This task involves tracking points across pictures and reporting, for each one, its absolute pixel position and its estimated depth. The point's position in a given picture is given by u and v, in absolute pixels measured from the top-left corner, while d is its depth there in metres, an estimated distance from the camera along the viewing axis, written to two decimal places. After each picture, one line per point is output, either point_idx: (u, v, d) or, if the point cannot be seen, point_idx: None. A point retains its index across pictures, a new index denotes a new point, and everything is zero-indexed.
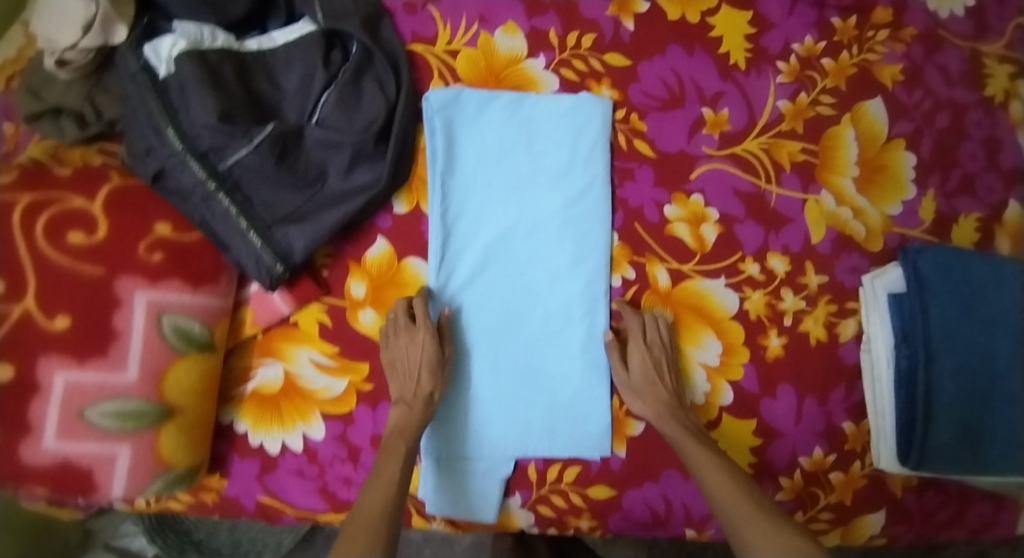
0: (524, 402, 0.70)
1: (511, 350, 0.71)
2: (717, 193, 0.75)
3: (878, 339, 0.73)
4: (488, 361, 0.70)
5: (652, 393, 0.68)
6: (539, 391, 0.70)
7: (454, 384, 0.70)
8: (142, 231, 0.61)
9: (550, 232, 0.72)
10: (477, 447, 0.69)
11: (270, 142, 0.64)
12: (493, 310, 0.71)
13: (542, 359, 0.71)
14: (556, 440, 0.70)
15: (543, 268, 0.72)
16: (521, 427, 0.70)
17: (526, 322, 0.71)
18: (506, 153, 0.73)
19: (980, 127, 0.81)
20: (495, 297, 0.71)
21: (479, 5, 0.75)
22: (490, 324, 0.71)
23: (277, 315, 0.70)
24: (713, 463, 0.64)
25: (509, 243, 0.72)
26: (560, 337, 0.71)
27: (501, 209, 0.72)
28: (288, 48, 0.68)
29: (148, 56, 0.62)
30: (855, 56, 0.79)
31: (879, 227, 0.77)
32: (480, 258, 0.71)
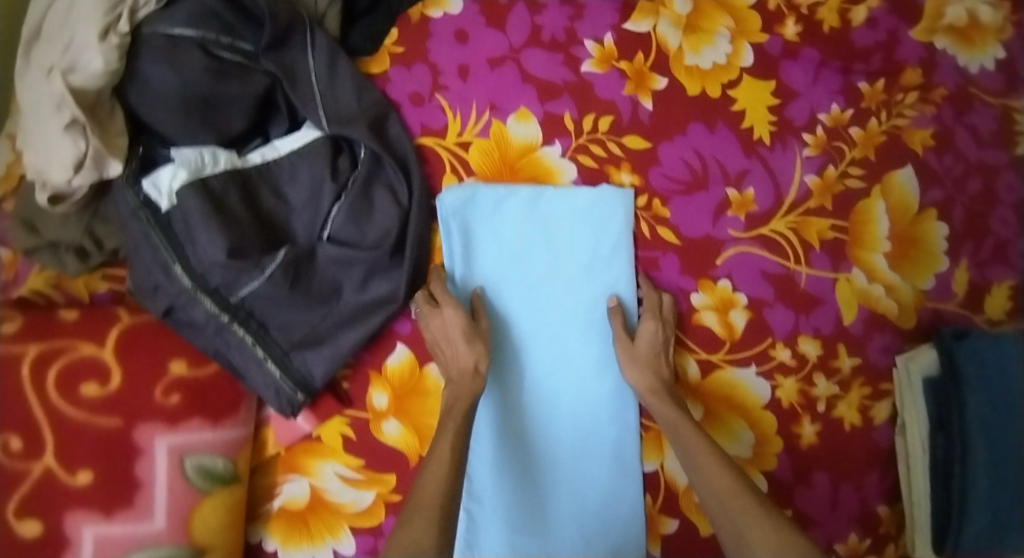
0: (556, 511, 0.68)
1: (540, 457, 0.69)
2: (745, 278, 0.73)
3: (913, 426, 0.72)
4: (518, 471, 0.68)
5: (651, 370, 0.67)
6: (572, 499, 0.69)
7: (484, 497, 0.68)
8: (157, 374, 0.59)
9: (575, 334, 0.70)
10: None
11: (283, 270, 0.62)
12: (520, 419, 0.69)
13: (573, 467, 0.69)
14: (591, 550, 0.68)
15: (569, 371, 0.70)
16: (555, 539, 0.68)
17: (555, 429, 0.69)
18: (526, 250, 0.70)
19: (1012, 190, 0.78)
20: (524, 405, 0.69)
21: (488, 91, 0.71)
22: (519, 431, 0.69)
23: (301, 434, 0.68)
24: (705, 449, 0.62)
25: (533, 347, 0.69)
26: (590, 443, 0.69)
27: (524, 311, 0.69)
28: (293, 158, 0.65)
29: (147, 191, 0.59)
30: (884, 122, 0.76)
31: (912, 302, 0.74)
32: (505, 365, 0.69)
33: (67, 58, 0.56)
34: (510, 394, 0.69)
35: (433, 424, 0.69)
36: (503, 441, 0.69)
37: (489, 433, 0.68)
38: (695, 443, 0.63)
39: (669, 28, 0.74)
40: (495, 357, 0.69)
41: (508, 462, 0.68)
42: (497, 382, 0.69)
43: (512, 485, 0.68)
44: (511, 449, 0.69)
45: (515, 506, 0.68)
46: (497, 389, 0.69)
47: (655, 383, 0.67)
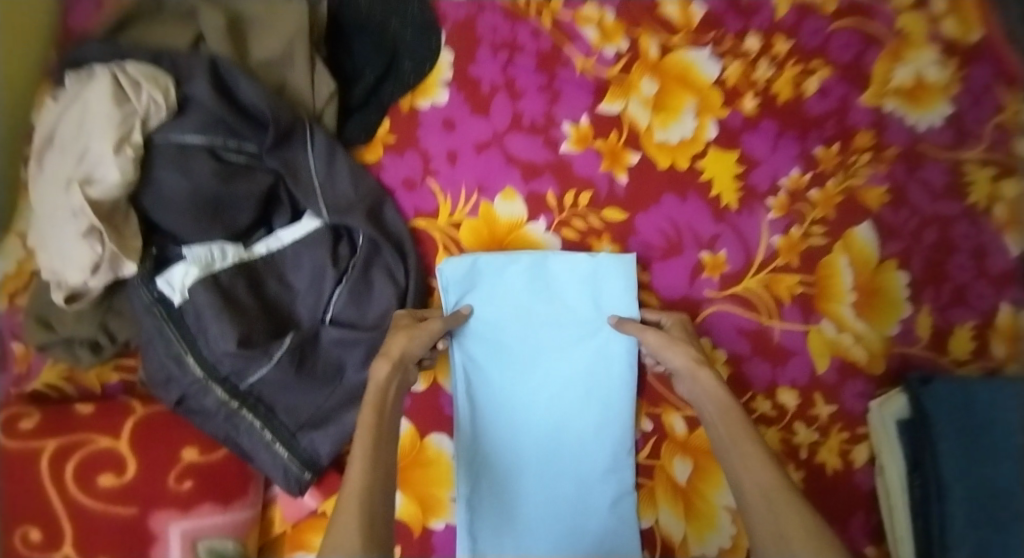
0: None
1: (541, 512, 0.72)
2: (724, 335, 0.78)
3: (890, 468, 0.76)
4: (520, 528, 0.72)
5: (689, 346, 0.69)
6: (573, 554, 0.71)
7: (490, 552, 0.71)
8: (170, 461, 0.62)
9: (575, 393, 0.75)
10: None
11: (289, 354, 0.65)
12: (522, 475, 0.73)
13: (573, 521, 0.72)
14: None
15: (568, 430, 0.74)
16: None
17: (555, 485, 0.73)
18: (526, 313, 0.75)
19: (968, 238, 0.83)
20: (525, 463, 0.73)
21: (477, 174, 0.77)
22: (522, 485, 0.73)
23: (307, 510, 0.69)
24: (748, 433, 0.63)
25: (533, 406, 0.74)
26: (590, 497, 0.73)
27: (525, 372, 0.74)
28: (296, 247, 0.70)
29: (162, 288, 0.63)
30: (841, 183, 0.82)
31: (879, 349, 0.79)
32: (507, 423, 0.73)
33: (84, 167, 0.60)
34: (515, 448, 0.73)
35: (437, 494, 0.72)
36: (506, 497, 0.72)
37: (494, 492, 0.72)
38: (734, 426, 0.63)
39: (639, 108, 0.80)
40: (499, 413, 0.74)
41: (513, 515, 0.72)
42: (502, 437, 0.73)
43: (518, 543, 0.71)
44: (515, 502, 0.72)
45: None
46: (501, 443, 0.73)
47: (696, 358, 0.68)
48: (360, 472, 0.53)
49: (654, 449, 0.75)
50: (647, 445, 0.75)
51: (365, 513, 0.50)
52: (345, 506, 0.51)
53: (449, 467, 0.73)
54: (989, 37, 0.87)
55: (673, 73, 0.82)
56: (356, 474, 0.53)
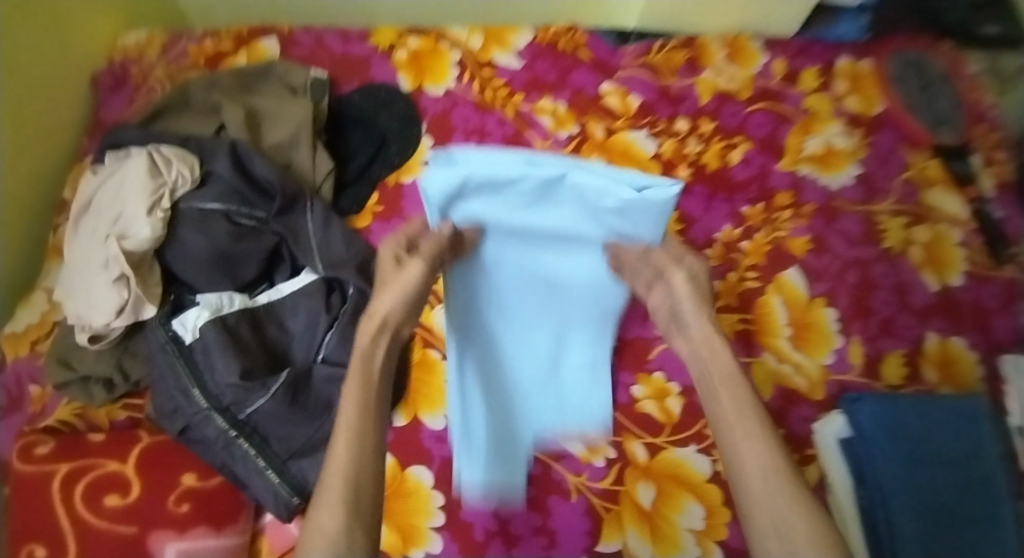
0: (540, 398, 0.83)
1: (529, 346, 0.81)
2: (675, 368, 0.87)
3: (838, 484, 0.82)
4: (513, 396, 0.82)
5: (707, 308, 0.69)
6: (555, 406, 0.83)
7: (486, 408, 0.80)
8: (171, 485, 0.68)
9: (572, 274, 0.74)
10: (507, 432, 0.81)
11: (284, 387, 0.73)
12: (517, 349, 0.81)
13: (558, 353, 0.82)
14: (564, 412, 0.83)
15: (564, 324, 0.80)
16: (537, 410, 0.83)
17: (539, 334, 0.80)
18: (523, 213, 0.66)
19: (887, 276, 0.95)
20: (518, 357, 0.81)
21: None
22: (513, 349, 0.81)
23: (292, 539, 0.73)
24: (752, 411, 0.63)
25: (524, 306, 0.78)
26: (570, 341, 0.82)
27: (518, 254, 0.72)
28: (294, 297, 0.79)
29: (176, 328, 0.72)
30: (768, 235, 0.95)
31: (818, 377, 0.88)
32: (500, 317, 0.79)
33: (121, 227, 0.72)
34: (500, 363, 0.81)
35: (416, 523, 0.76)
36: (503, 359, 0.81)
37: (490, 366, 0.81)
38: (730, 404, 0.64)
39: None
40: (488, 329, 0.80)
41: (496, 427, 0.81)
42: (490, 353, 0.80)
43: (512, 407, 0.82)
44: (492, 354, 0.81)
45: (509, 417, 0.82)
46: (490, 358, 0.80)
47: (712, 333, 0.68)
48: (349, 458, 0.58)
49: (619, 476, 0.81)
50: (612, 472, 0.81)
51: (348, 497, 0.56)
52: (329, 494, 0.56)
53: (427, 497, 0.77)
54: (890, 109, 1.07)
55: (617, 151, 0.96)
56: (343, 458, 0.58)
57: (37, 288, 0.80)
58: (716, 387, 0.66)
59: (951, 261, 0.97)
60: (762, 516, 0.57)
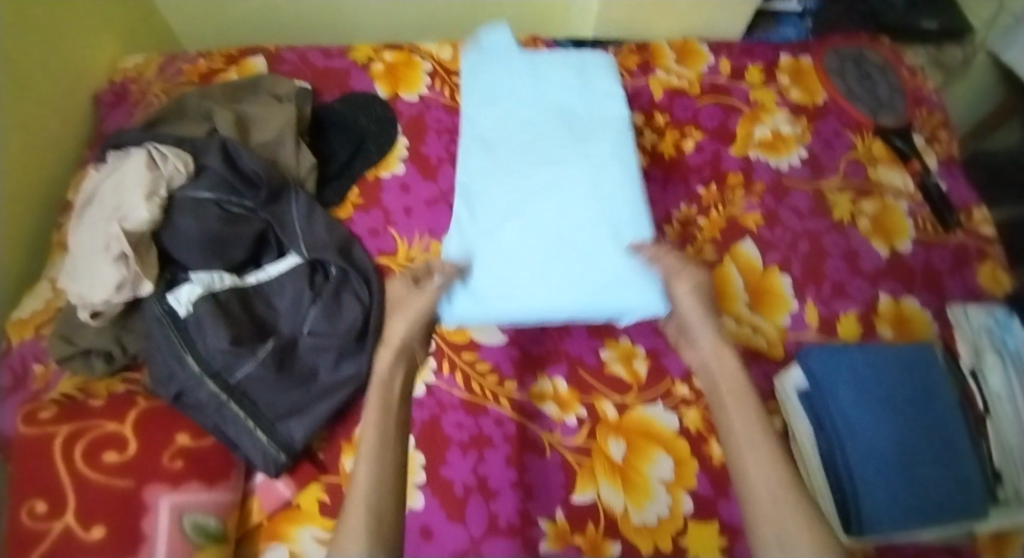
0: (538, 119, 0.97)
1: (549, 172, 0.92)
2: (640, 333, 0.93)
3: (801, 431, 0.87)
4: (517, 145, 0.95)
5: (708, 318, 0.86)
6: (530, 131, 0.95)
7: (492, 137, 0.96)
8: (166, 443, 0.73)
9: (578, 220, 0.89)
10: (496, 100, 0.99)
11: (271, 354, 0.78)
12: (533, 181, 0.91)
13: (559, 157, 0.93)
14: (566, 128, 0.96)
15: (566, 192, 0.90)
16: (529, 117, 0.97)
17: (541, 169, 0.92)
18: (547, 275, 0.86)
19: (838, 245, 1.02)
20: (542, 201, 0.90)
21: (427, 221, 0.95)
22: (523, 150, 0.94)
23: (282, 500, 0.78)
24: (763, 443, 0.77)
25: (533, 216, 0.89)
26: (578, 141, 0.95)
27: (541, 271, 0.86)
28: (281, 278, 0.85)
29: (171, 303, 0.78)
30: (722, 213, 1.03)
31: (776, 337, 0.94)
32: (515, 212, 0.89)
33: (121, 211, 0.78)
34: (519, 85, 0.99)
35: None
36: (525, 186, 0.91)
37: (512, 170, 0.92)
38: (744, 416, 0.79)
39: None
40: (512, 116, 0.97)
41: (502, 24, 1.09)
42: (513, 109, 0.98)
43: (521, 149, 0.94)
44: (507, 75, 1.01)
45: (511, 133, 0.96)
46: (511, 94, 0.99)
47: (722, 345, 0.85)
48: (366, 489, 0.71)
49: (590, 433, 0.85)
50: (583, 429, 0.85)
51: (370, 519, 0.69)
52: (353, 523, 0.69)
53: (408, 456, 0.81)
54: (832, 97, 1.18)
55: None
56: (361, 487, 0.71)
57: (42, 279, 0.87)
58: (725, 395, 0.81)
59: (898, 228, 1.06)
60: (770, 515, 0.71)
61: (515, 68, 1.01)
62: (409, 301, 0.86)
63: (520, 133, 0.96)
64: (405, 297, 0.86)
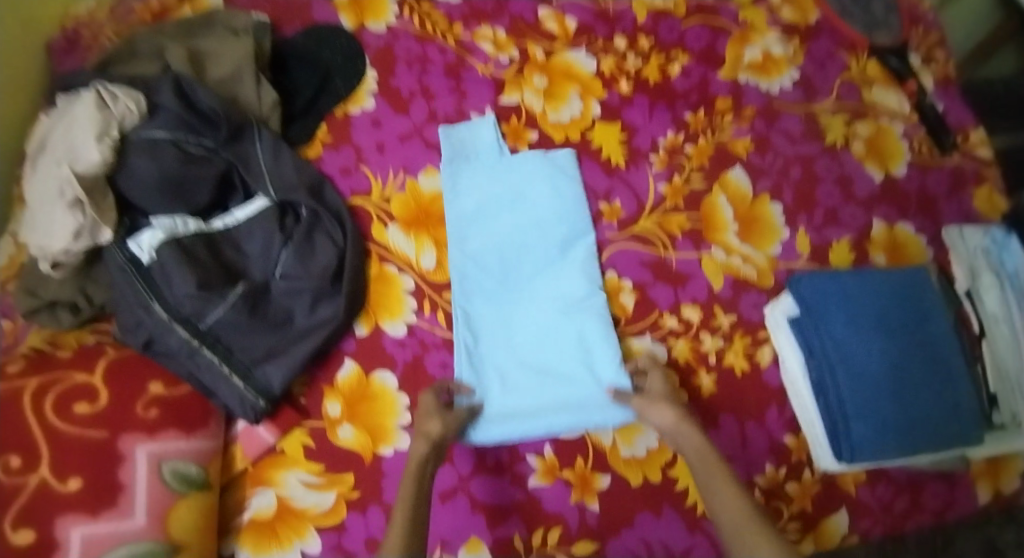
0: (509, 238, 0.90)
1: (510, 266, 0.88)
2: (627, 267, 0.89)
3: (790, 359, 0.85)
4: (478, 242, 0.89)
5: (666, 403, 0.75)
6: (502, 231, 0.90)
7: (467, 236, 0.89)
8: (139, 392, 0.70)
9: (554, 332, 0.84)
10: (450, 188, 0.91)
11: (242, 299, 0.76)
12: (493, 273, 0.87)
13: (520, 253, 0.89)
14: (511, 203, 0.91)
15: (531, 295, 0.87)
16: (492, 213, 0.90)
17: (499, 254, 0.88)
18: (525, 390, 0.81)
19: (830, 170, 0.99)
20: (512, 316, 0.85)
21: (401, 158, 0.92)
22: (485, 235, 0.89)
23: (265, 445, 0.77)
24: (734, 493, 0.67)
25: (506, 314, 0.85)
26: (550, 270, 0.88)
27: (524, 382, 0.81)
28: (249, 222, 0.81)
29: (133, 249, 0.75)
30: (711, 139, 0.98)
31: (767, 266, 0.91)
32: (487, 307, 0.85)
33: (71, 155, 0.74)
34: (500, 225, 0.90)
35: (384, 423, 0.79)
36: (491, 275, 0.87)
37: (480, 264, 0.87)
38: (728, 490, 0.67)
39: (533, 97, 0.98)
40: (471, 212, 0.90)
41: (483, 122, 0.94)
42: (488, 236, 0.89)
43: (507, 270, 0.88)
44: (478, 167, 0.92)
45: (467, 213, 0.90)
46: (486, 228, 0.89)
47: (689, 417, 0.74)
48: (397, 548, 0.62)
49: None
50: None
51: None
52: None
53: (393, 398, 0.80)
54: (825, 16, 1.13)
55: (557, 71, 1.00)
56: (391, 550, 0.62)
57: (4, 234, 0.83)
58: (703, 462, 0.70)
59: (894, 152, 1.02)
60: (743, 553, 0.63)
61: (493, 169, 0.92)
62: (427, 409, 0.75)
63: (484, 225, 0.90)
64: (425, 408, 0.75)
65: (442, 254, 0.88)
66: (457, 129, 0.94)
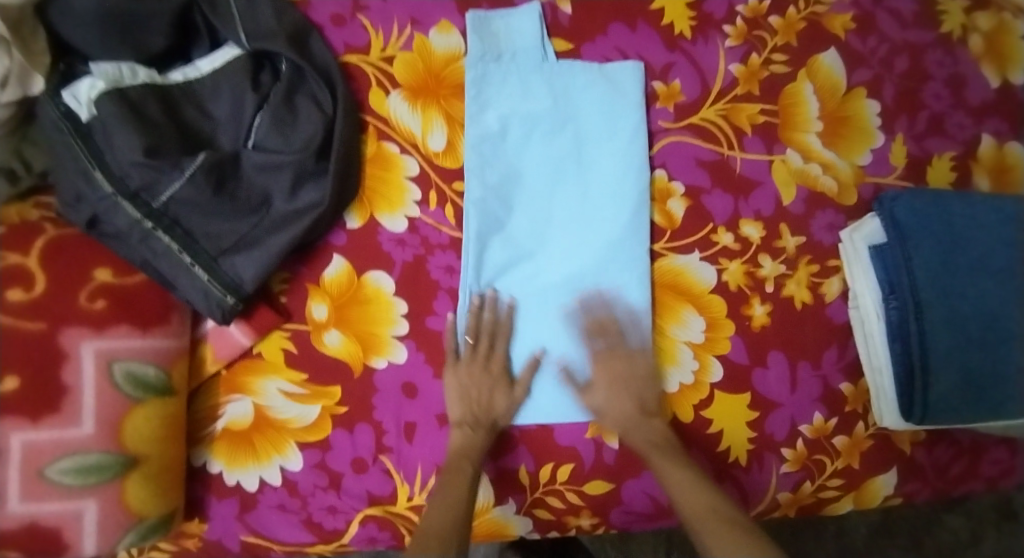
0: (544, 172, 0.72)
1: (540, 210, 0.71)
2: (680, 166, 0.73)
3: (865, 295, 0.70)
4: (509, 175, 0.71)
5: (621, 406, 0.66)
6: (537, 161, 0.72)
7: (494, 160, 0.71)
8: (82, 279, 0.59)
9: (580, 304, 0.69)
10: (478, 101, 0.72)
11: (204, 172, 0.61)
12: (521, 218, 0.71)
13: (556, 194, 0.71)
14: (553, 127, 0.72)
15: (560, 252, 0.70)
16: (524, 137, 0.72)
17: (530, 192, 0.71)
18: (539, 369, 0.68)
19: (942, 66, 0.78)
20: (537, 277, 0.70)
21: (410, 8, 0.74)
22: (517, 164, 0.72)
23: (238, 347, 0.66)
24: (715, 514, 0.59)
25: (527, 271, 0.70)
26: (588, 221, 0.71)
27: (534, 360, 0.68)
28: (215, 76, 0.66)
29: (68, 102, 0.61)
30: (803, 10, 0.77)
31: (850, 179, 0.74)
32: (508, 263, 0.70)
33: None
34: (533, 156, 0.72)
35: (376, 331, 0.68)
36: (517, 218, 0.71)
37: (505, 206, 0.70)
38: (680, 475, 0.62)
39: None
40: (503, 131, 0.72)
41: (524, 13, 0.74)
42: (518, 166, 0.72)
43: (537, 216, 0.71)
44: (512, 78, 0.73)
45: (494, 133, 0.71)
46: (514, 155, 0.72)
47: (634, 409, 0.66)
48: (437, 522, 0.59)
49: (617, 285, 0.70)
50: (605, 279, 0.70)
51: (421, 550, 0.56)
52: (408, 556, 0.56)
53: (389, 304, 0.68)
54: None
55: None
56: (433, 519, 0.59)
57: None
58: (653, 450, 0.64)
59: (1015, 54, 0.79)
60: None
61: (530, 85, 0.73)
62: (501, 397, 0.66)
63: (515, 152, 0.72)
64: (494, 391, 0.66)
65: (456, 134, 0.72)
66: (490, 20, 0.73)
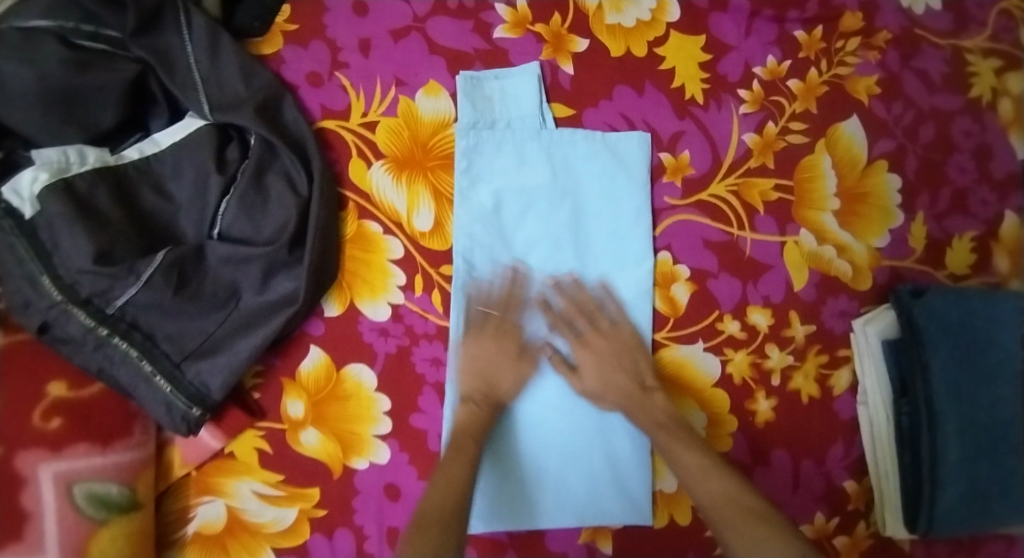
0: (540, 239, 0.66)
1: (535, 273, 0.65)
2: (686, 247, 0.68)
3: (874, 393, 0.68)
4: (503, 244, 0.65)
5: (614, 381, 0.63)
6: (531, 228, 0.66)
7: (488, 237, 0.65)
8: (34, 397, 0.53)
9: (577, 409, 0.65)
10: (471, 169, 0.65)
11: (162, 273, 0.56)
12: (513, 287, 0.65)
13: (549, 253, 0.66)
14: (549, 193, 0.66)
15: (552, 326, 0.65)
16: (522, 206, 0.66)
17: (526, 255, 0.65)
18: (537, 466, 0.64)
19: (969, 136, 0.72)
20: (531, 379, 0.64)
21: (393, 65, 0.67)
22: (511, 236, 0.66)
23: (210, 451, 0.61)
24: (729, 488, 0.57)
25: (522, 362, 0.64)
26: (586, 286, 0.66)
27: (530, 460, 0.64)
28: (175, 152, 0.59)
29: (8, 198, 0.53)
30: (825, 73, 0.71)
31: (866, 263, 0.69)
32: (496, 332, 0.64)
33: None
34: (525, 221, 0.66)
35: (356, 431, 0.63)
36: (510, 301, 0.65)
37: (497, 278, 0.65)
38: (692, 459, 0.59)
39: None
40: (501, 193, 0.66)
41: (523, 75, 0.67)
42: (516, 244, 0.66)
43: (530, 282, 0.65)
44: (504, 144, 0.66)
45: (487, 208, 0.65)
46: (508, 229, 0.66)
47: (631, 387, 0.63)
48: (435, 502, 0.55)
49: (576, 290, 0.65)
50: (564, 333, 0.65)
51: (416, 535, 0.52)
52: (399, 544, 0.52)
53: (370, 400, 0.64)
54: None
55: None
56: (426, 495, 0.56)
57: None
58: (661, 433, 0.61)
59: None
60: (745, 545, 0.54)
61: (525, 152, 0.66)
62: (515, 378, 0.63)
63: (510, 213, 0.66)
64: (506, 369, 0.63)
65: (444, 211, 0.66)
66: (482, 81, 0.67)
